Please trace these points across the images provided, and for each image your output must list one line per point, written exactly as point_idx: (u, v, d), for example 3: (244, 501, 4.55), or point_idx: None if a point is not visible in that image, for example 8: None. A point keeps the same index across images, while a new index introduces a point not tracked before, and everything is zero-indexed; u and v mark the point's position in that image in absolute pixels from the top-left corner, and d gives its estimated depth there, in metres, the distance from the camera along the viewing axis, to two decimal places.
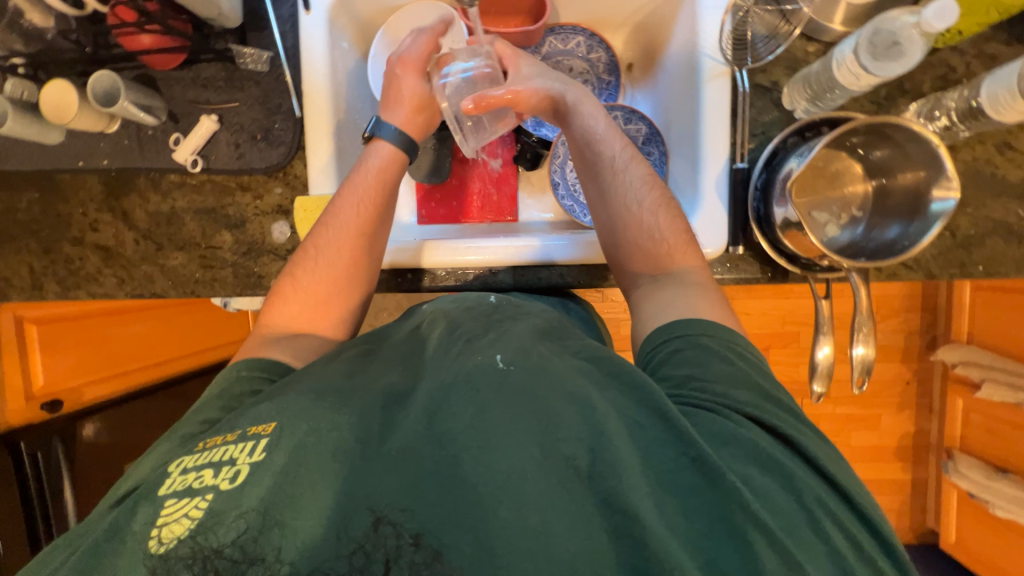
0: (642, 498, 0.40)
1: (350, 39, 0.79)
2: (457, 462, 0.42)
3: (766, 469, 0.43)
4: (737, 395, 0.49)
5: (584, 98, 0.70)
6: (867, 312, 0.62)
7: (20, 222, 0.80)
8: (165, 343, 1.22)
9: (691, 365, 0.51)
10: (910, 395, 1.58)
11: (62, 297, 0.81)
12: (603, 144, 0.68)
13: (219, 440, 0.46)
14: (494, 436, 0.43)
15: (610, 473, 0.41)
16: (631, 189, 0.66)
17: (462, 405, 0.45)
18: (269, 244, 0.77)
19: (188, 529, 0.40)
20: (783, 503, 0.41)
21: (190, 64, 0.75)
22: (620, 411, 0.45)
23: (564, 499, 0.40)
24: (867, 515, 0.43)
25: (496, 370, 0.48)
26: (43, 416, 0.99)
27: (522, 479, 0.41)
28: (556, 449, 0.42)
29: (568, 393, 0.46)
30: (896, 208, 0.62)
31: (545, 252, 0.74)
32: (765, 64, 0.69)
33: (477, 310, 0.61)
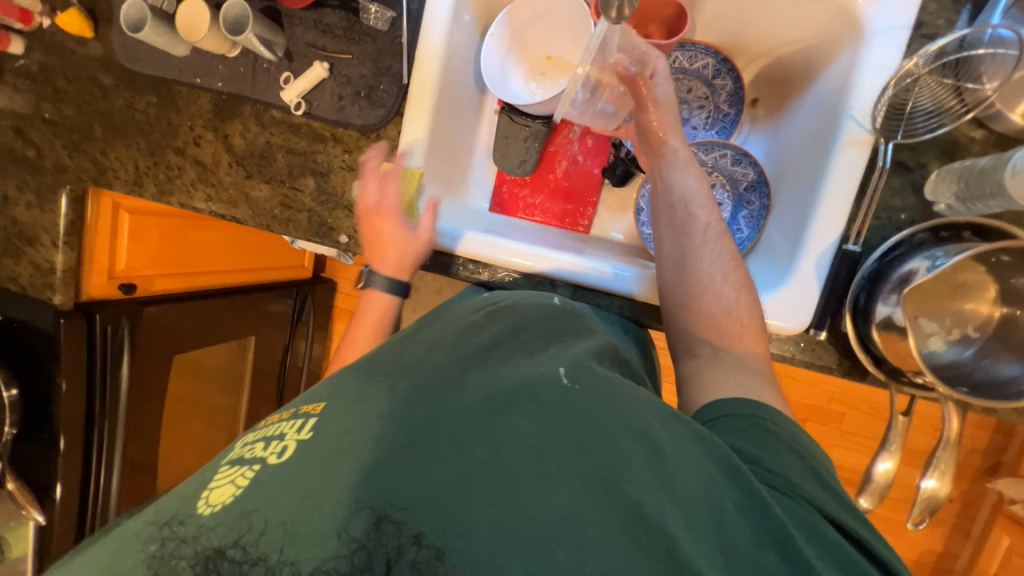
0: (715, 569, 0.35)
1: (473, 13, 0.77)
2: (513, 479, 0.37)
3: (855, 574, 0.38)
4: (809, 475, 0.44)
5: (686, 162, 0.66)
6: (951, 447, 0.56)
7: (136, 120, 0.86)
8: (228, 256, 1.33)
9: (759, 438, 0.46)
10: (948, 514, 1.45)
11: (156, 199, 0.87)
12: (697, 209, 0.63)
13: (276, 418, 0.48)
14: (554, 458, 0.38)
15: (683, 533, 0.36)
16: (716, 265, 0.61)
17: (523, 415, 0.41)
18: (347, 200, 0.79)
19: (232, 493, 0.40)
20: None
21: (316, 8, 0.75)
22: (693, 463, 0.40)
23: (630, 549, 0.35)
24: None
25: (560, 386, 0.44)
26: (118, 295, 1.08)
27: (583, 520, 0.35)
28: (622, 490, 0.37)
29: (637, 429, 0.41)
30: (1021, 344, 0.55)
31: (612, 274, 0.72)
32: (919, 141, 0.61)
33: (546, 321, 0.59)
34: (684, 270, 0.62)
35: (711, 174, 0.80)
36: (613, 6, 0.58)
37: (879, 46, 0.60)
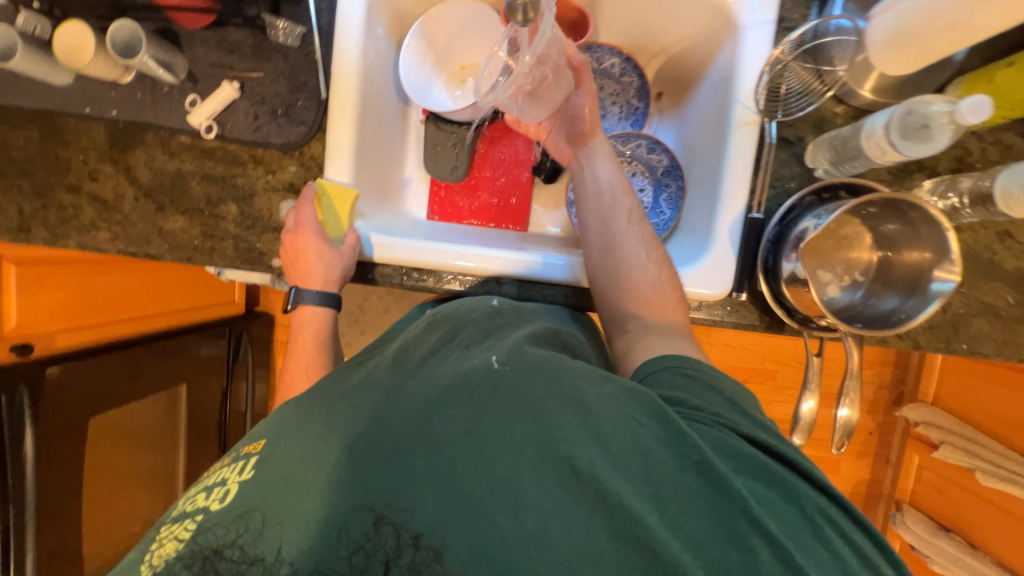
0: (641, 498, 0.40)
1: (386, 26, 0.78)
2: (453, 466, 0.41)
3: (763, 479, 0.44)
4: (725, 407, 0.50)
5: (603, 153, 0.74)
6: (856, 377, 0.64)
7: (14, 160, 0.77)
8: (146, 299, 1.22)
9: (684, 386, 0.53)
10: (870, 444, 1.65)
11: (49, 244, 0.78)
12: (621, 194, 0.72)
13: (217, 465, 0.50)
14: (490, 441, 0.42)
15: (610, 475, 0.40)
16: (638, 245, 0.69)
17: (458, 408, 0.44)
18: (276, 222, 0.76)
19: (180, 545, 0.42)
20: (785, 513, 0.42)
21: (218, 26, 0.72)
22: (620, 411, 0.44)
23: (563, 499, 0.40)
24: (859, 517, 0.45)
25: (491, 370, 0.47)
26: (13, 359, 0.96)
27: (521, 483, 0.40)
28: (556, 448, 0.41)
29: (564, 393, 0.45)
30: (897, 281, 0.64)
31: (540, 262, 0.74)
32: (795, 119, 0.71)
33: (480, 312, 0.62)
34: (611, 253, 0.69)
35: (631, 163, 0.86)
36: (518, 11, 0.59)
37: (753, 39, 0.70)
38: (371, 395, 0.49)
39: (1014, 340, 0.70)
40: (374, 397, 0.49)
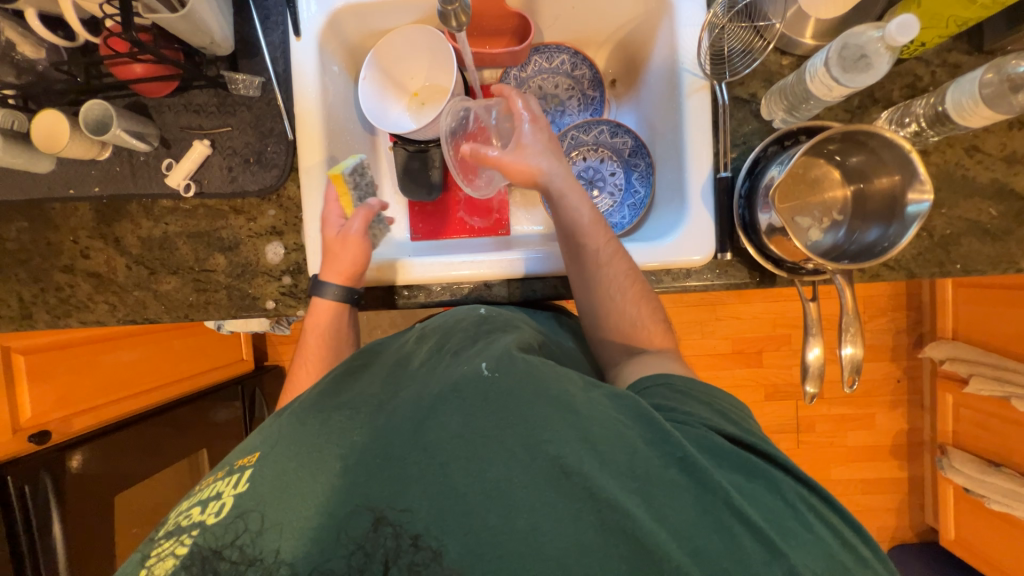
0: (628, 493, 0.40)
1: (340, 64, 0.82)
2: (445, 471, 0.41)
3: (745, 471, 0.45)
4: (708, 412, 0.51)
5: (571, 187, 0.70)
6: (853, 312, 0.64)
7: (9, 252, 0.80)
8: (154, 368, 1.22)
9: (672, 394, 0.54)
10: (901, 392, 1.61)
11: (52, 325, 0.80)
12: (586, 236, 0.68)
13: (211, 478, 0.49)
14: (482, 444, 0.42)
15: (599, 471, 0.41)
16: (616, 280, 0.67)
17: (449, 414, 0.45)
18: (264, 265, 0.78)
19: (176, 560, 0.41)
20: (769, 503, 0.43)
21: (182, 91, 0.76)
22: (606, 414, 0.45)
23: (550, 492, 0.40)
24: (836, 503, 0.46)
25: (482, 378, 0.47)
26: (31, 448, 0.96)
27: (511, 484, 0.40)
28: (544, 449, 0.42)
29: (553, 397, 0.45)
30: (874, 211, 0.65)
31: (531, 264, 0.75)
32: (743, 77, 0.73)
33: (466, 322, 0.62)
34: (590, 288, 0.69)
35: (598, 150, 0.88)
36: (450, 17, 0.67)
37: (688, 9, 0.72)
38: (373, 409, 0.50)
39: (1008, 251, 0.70)
40: (377, 409, 0.50)
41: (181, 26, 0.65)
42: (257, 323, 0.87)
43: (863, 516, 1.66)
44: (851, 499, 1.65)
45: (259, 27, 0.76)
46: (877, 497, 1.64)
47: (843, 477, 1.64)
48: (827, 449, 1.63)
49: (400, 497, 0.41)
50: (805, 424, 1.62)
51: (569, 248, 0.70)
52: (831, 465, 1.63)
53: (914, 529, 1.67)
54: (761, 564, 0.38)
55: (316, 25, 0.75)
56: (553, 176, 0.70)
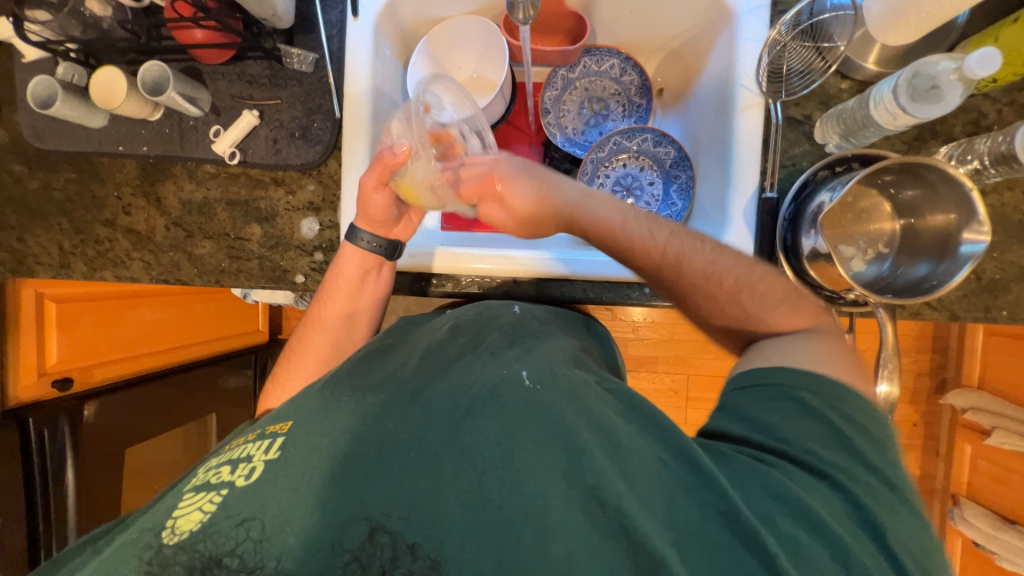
0: (663, 539, 0.39)
1: (392, 48, 0.82)
2: (482, 480, 0.41)
3: (817, 532, 0.40)
4: (817, 437, 0.45)
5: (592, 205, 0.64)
6: (893, 349, 0.61)
7: (55, 201, 0.82)
8: (177, 328, 1.25)
9: (775, 406, 0.48)
10: (916, 436, 1.58)
11: (88, 277, 0.82)
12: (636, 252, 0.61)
13: (241, 441, 0.49)
14: (519, 458, 0.42)
15: (636, 509, 0.40)
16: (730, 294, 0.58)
17: (487, 419, 0.45)
18: (297, 240, 0.79)
19: (200, 520, 0.41)
20: (824, 565, 0.39)
21: (237, 60, 0.77)
22: (647, 452, 0.44)
23: (581, 520, 0.40)
24: (911, 570, 0.40)
25: (522, 388, 0.48)
26: (53, 394, 1.00)
27: (548, 505, 0.40)
28: (581, 475, 0.41)
29: (596, 424, 0.45)
30: (924, 248, 0.63)
31: (588, 265, 0.74)
32: (800, 97, 0.70)
33: (504, 323, 0.63)
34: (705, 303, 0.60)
35: (639, 158, 0.88)
36: (518, 8, 0.66)
37: (752, 24, 0.71)
38: (398, 392, 0.50)
39: None
40: (412, 397, 0.49)
41: None
42: (283, 296, 0.88)
43: None
44: None
45: (319, 4, 0.76)
46: None
47: None
48: None
49: (426, 484, 0.41)
50: None
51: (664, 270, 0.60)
52: None
53: None
54: None
55: (374, 7, 0.76)
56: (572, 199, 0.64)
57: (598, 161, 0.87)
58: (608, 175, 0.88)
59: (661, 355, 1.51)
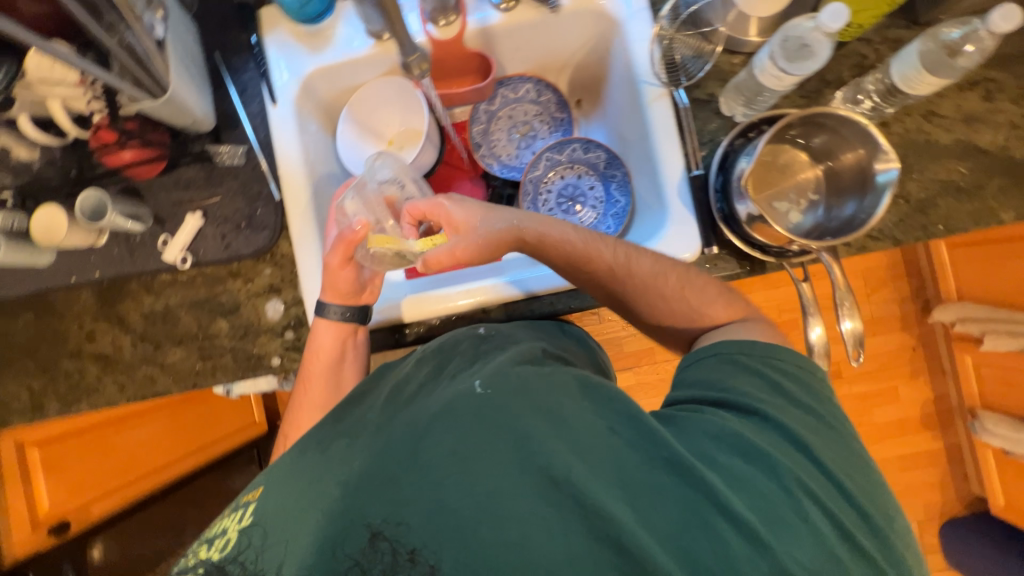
0: (616, 499, 0.41)
1: (317, 123, 0.86)
2: (438, 488, 0.42)
3: (751, 458, 0.46)
4: (751, 386, 0.53)
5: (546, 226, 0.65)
6: (845, 286, 0.64)
7: (17, 346, 0.82)
8: (172, 439, 1.20)
9: (718, 369, 0.55)
10: (918, 360, 1.60)
11: (63, 413, 0.81)
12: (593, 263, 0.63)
13: (221, 516, 0.53)
14: (473, 460, 0.42)
15: (587, 480, 0.41)
16: (654, 294, 0.64)
17: (444, 433, 0.45)
18: (265, 324, 0.79)
19: None
20: (761, 486, 0.44)
21: (171, 169, 0.78)
22: (597, 426, 0.45)
23: (541, 506, 0.40)
24: (831, 471, 0.47)
25: (475, 396, 0.47)
26: (51, 542, 0.99)
27: (504, 498, 0.40)
28: (535, 461, 0.42)
29: (545, 411, 0.45)
30: (848, 187, 0.67)
31: (551, 276, 0.76)
32: (698, 80, 0.76)
33: (466, 343, 0.62)
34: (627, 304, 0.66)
35: (574, 167, 0.92)
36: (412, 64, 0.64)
37: (639, 23, 0.76)
38: None
39: (986, 206, 0.71)
40: None
41: (164, 111, 0.65)
42: (266, 380, 0.82)
43: (910, 496, 1.62)
44: (892, 479, 1.62)
45: (238, 100, 0.79)
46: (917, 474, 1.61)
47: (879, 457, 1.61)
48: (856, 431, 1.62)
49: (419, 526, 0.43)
50: None
51: (595, 282, 0.65)
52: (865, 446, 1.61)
53: (963, 502, 1.61)
54: (744, 555, 0.40)
55: (290, 90, 0.79)
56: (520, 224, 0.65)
57: (536, 180, 0.92)
58: (550, 190, 0.92)
59: (656, 344, 1.52)
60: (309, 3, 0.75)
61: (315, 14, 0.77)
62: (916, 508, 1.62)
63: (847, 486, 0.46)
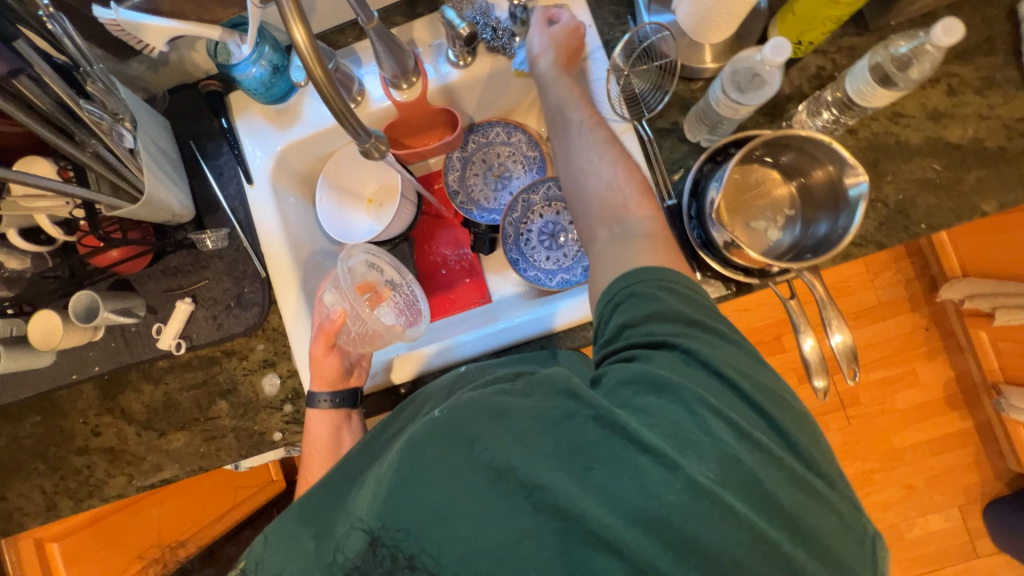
0: (551, 468, 0.41)
1: (295, 194, 0.88)
2: (401, 506, 0.43)
3: (667, 392, 0.44)
4: (681, 314, 0.49)
5: (566, 100, 0.68)
6: (832, 304, 0.64)
7: (26, 448, 0.83)
8: (187, 515, 1.21)
9: (651, 298, 0.50)
10: (932, 340, 1.57)
11: (76, 509, 0.82)
12: (570, 112, 0.68)
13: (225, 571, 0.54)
14: (424, 469, 0.44)
15: (517, 456, 0.42)
16: (592, 148, 0.64)
17: (398, 459, 0.46)
18: (263, 399, 0.80)
19: None
20: (674, 416, 0.42)
21: (158, 259, 0.80)
22: (536, 405, 0.46)
23: (487, 495, 0.42)
24: (767, 411, 0.45)
25: (431, 419, 0.49)
26: None
27: (455, 501, 0.42)
28: (478, 455, 0.43)
29: (487, 407, 0.46)
30: (822, 202, 0.66)
31: (539, 322, 0.77)
32: (660, 110, 0.76)
33: (445, 384, 0.64)
34: (572, 170, 0.65)
35: (552, 205, 0.93)
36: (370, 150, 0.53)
37: (596, 63, 0.77)
38: None
39: (967, 199, 0.71)
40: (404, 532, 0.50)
41: (144, 211, 0.67)
42: (274, 453, 0.84)
43: (945, 480, 1.57)
44: (924, 464, 1.57)
45: (216, 184, 0.81)
46: (949, 456, 1.56)
47: (906, 443, 1.57)
48: (878, 419, 1.59)
49: None
50: (848, 399, 1.58)
51: (556, 133, 0.69)
52: (890, 434, 1.57)
53: (1001, 481, 1.55)
54: (661, 484, 0.39)
55: (265, 168, 0.81)
56: (563, 104, 0.68)
57: (517, 221, 0.92)
58: (531, 229, 0.93)
59: None
60: (272, 85, 0.76)
61: (280, 94, 0.79)
62: (954, 493, 1.56)
63: (780, 422, 0.44)
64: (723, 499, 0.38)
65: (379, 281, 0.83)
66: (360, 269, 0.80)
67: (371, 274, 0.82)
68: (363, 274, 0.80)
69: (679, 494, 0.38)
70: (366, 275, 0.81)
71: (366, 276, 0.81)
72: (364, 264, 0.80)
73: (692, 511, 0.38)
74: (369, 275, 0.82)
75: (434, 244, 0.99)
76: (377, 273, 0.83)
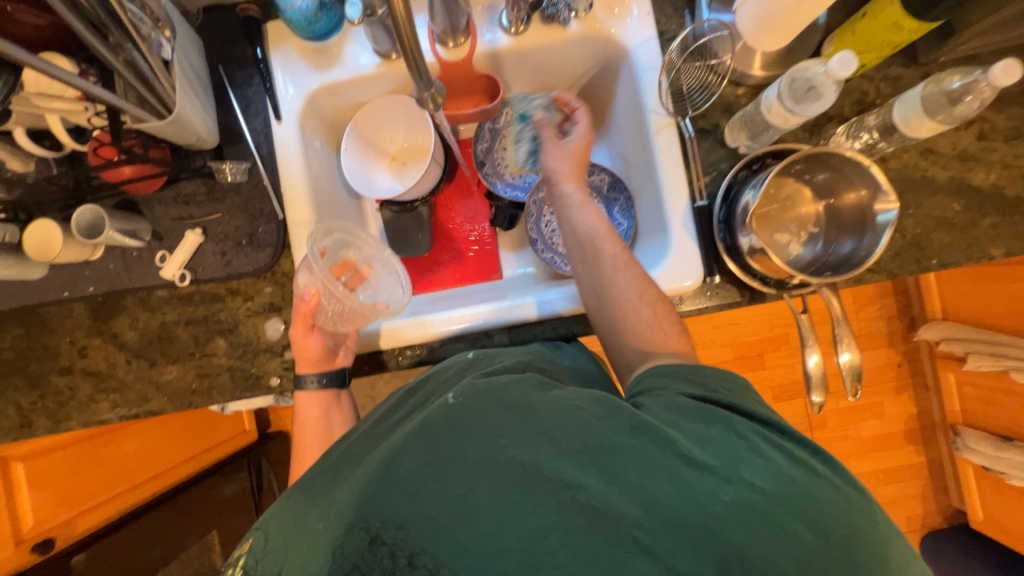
0: (583, 470, 0.42)
1: (321, 139, 0.85)
2: (417, 497, 0.44)
3: (705, 420, 0.47)
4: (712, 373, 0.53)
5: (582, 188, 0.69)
6: (845, 323, 0.66)
7: (5, 360, 0.79)
8: (157, 452, 1.20)
9: (685, 362, 0.55)
10: (904, 376, 1.64)
11: (52, 430, 0.79)
12: (596, 222, 0.67)
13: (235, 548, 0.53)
14: (445, 461, 0.45)
15: (551, 456, 0.43)
16: (623, 281, 0.63)
17: (416, 447, 0.46)
18: (264, 343, 0.78)
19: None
20: (716, 439, 0.45)
21: (171, 184, 0.77)
22: (564, 405, 0.47)
23: (511, 490, 0.42)
24: (802, 440, 0.47)
25: (445, 406, 0.49)
26: (37, 559, 0.92)
27: (475, 493, 0.42)
28: (504, 453, 0.44)
29: (511, 404, 0.48)
30: (848, 224, 0.68)
31: (551, 304, 0.77)
32: (704, 110, 0.77)
33: (454, 368, 0.64)
34: (604, 300, 0.65)
35: None
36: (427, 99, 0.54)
37: (648, 53, 0.77)
38: None
39: (978, 241, 0.74)
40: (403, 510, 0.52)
41: (169, 130, 0.65)
42: (262, 399, 0.86)
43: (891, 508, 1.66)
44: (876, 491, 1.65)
45: (241, 115, 0.78)
46: (900, 486, 1.64)
47: (863, 470, 1.64)
48: (843, 442, 1.65)
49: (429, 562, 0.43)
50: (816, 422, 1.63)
51: (584, 259, 0.67)
52: (850, 459, 1.64)
53: (942, 514, 1.65)
54: (707, 491, 0.40)
55: (295, 106, 0.78)
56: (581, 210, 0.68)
57: (540, 201, 0.91)
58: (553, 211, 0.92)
59: None
60: (315, 21, 0.74)
61: (322, 32, 0.76)
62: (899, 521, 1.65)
63: (819, 449, 0.46)
64: (771, 511, 0.40)
65: (356, 260, 0.81)
66: (333, 248, 0.78)
67: (344, 253, 0.79)
68: (336, 253, 0.78)
69: (729, 506, 0.40)
70: (338, 254, 0.78)
71: (339, 253, 0.78)
72: (335, 244, 0.78)
73: (740, 521, 0.39)
74: (341, 252, 0.79)
75: (451, 214, 0.98)
76: (351, 251, 0.81)
